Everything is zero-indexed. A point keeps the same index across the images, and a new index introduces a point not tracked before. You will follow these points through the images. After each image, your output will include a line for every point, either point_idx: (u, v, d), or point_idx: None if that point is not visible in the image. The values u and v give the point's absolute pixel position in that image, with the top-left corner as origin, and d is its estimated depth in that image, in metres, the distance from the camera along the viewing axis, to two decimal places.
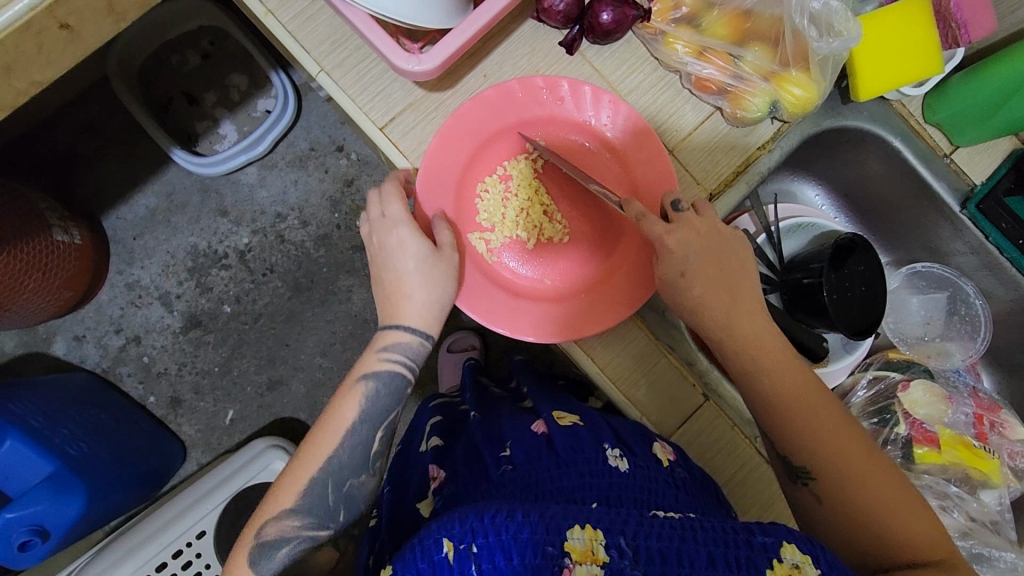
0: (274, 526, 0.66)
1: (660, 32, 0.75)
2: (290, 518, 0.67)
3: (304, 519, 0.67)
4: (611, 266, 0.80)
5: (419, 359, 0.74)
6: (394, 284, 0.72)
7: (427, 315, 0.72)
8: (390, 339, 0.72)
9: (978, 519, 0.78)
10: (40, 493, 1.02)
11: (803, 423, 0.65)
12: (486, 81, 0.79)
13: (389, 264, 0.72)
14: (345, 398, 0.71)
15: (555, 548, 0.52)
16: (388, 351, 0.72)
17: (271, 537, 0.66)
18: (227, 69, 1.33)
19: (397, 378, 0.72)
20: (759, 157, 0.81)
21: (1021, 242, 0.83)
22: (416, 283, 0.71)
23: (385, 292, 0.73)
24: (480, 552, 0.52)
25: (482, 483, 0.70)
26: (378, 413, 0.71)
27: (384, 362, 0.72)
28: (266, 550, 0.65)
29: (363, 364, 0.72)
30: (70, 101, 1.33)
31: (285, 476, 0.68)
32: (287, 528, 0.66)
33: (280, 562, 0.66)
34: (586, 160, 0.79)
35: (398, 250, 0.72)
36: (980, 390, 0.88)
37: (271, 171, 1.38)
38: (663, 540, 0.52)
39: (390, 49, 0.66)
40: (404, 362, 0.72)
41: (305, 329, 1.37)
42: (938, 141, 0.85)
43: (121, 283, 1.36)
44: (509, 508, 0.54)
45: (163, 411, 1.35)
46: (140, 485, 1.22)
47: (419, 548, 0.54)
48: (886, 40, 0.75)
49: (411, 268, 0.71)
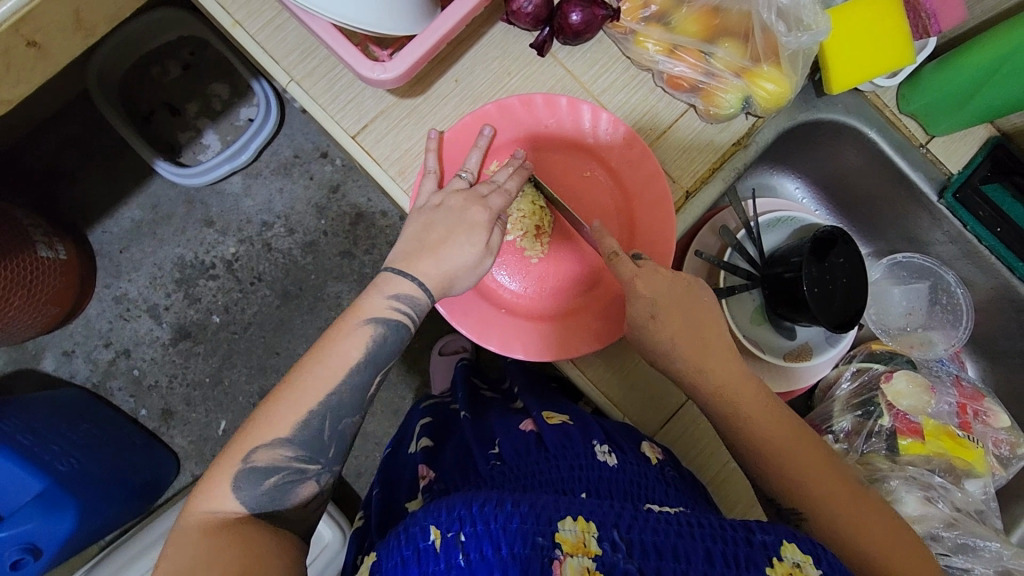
0: (266, 453, 0.57)
1: (630, 31, 0.74)
2: (284, 448, 0.58)
3: (299, 449, 0.58)
4: (583, 302, 0.79)
5: (423, 314, 0.66)
6: (434, 247, 0.66)
7: (446, 283, 0.66)
8: (398, 283, 0.64)
9: (963, 508, 0.76)
10: (30, 513, 1.00)
11: (777, 453, 0.65)
12: (457, 85, 0.78)
13: (437, 226, 0.67)
14: (346, 337, 0.62)
15: (546, 538, 0.51)
16: (396, 297, 0.64)
17: (262, 464, 0.57)
18: (207, 78, 1.32)
19: (402, 329, 0.64)
20: (736, 151, 0.80)
21: (998, 230, 0.82)
22: (438, 240, 0.66)
23: (415, 244, 0.66)
24: (468, 540, 0.52)
25: (471, 476, 0.69)
26: (380, 362, 0.63)
27: (392, 310, 0.64)
28: (253, 476, 0.56)
29: (368, 305, 0.64)
30: (50, 115, 1.32)
31: (271, 402, 0.59)
32: (279, 458, 0.58)
33: (265, 492, 0.57)
34: (586, 185, 0.80)
35: (466, 227, 0.67)
36: (965, 378, 0.88)
37: (256, 179, 1.38)
38: (657, 535, 0.52)
39: (353, 57, 0.65)
40: (409, 313, 0.65)
41: (295, 336, 1.37)
42: (914, 131, 0.85)
43: (108, 296, 1.35)
44: (500, 498, 0.54)
45: (155, 424, 1.34)
46: (132, 498, 1.21)
47: (404, 535, 0.54)
48: (856, 32, 0.75)
49: (463, 249, 0.67)
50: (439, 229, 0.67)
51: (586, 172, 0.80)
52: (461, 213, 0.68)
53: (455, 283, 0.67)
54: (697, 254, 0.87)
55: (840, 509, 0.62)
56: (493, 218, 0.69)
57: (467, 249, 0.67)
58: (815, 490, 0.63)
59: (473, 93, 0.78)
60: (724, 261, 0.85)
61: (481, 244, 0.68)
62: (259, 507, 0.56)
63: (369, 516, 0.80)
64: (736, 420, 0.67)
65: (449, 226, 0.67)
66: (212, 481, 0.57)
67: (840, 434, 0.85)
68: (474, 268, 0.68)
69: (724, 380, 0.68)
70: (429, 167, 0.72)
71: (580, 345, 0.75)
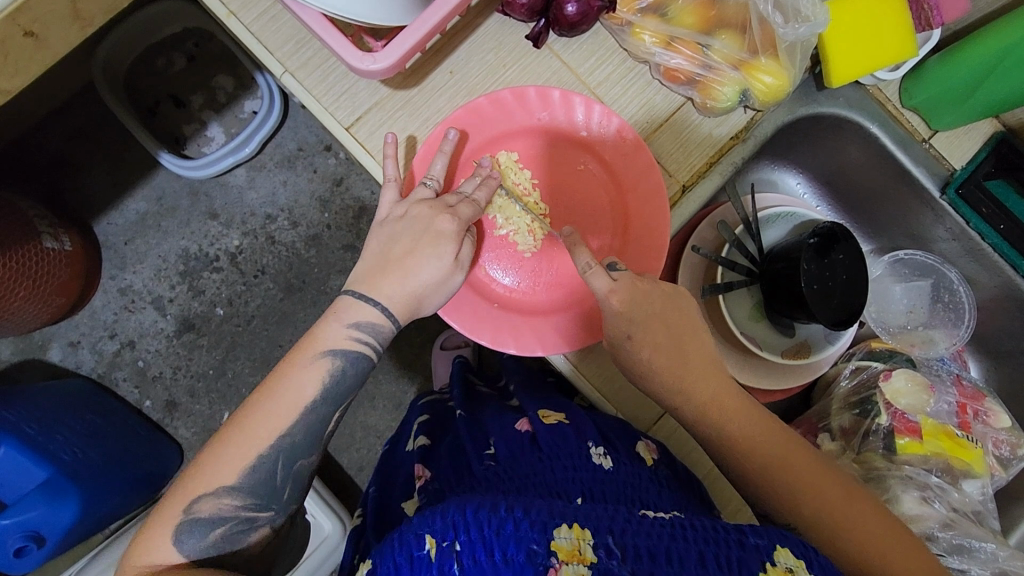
0: (210, 503, 0.61)
1: (626, 23, 0.73)
2: (229, 498, 0.61)
3: (245, 498, 0.62)
4: (578, 296, 0.78)
5: (385, 341, 0.69)
6: (400, 261, 0.68)
7: (412, 304, 0.69)
8: (357, 317, 0.67)
9: (960, 509, 0.75)
10: (33, 501, 1.03)
11: (757, 456, 0.66)
12: (452, 78, 0.78)
13: (403, 237, 0.69)
14: (303, 371, 0.65)
15: (540, 545, 0.51)
16: (356, 330, 0.67)
17: (206, 515, 0.61)
18: (211, 70, 1.32)
19: (361, 359, 0.67)
20: (734, 146, 0.79)
21: (1001, 227, 0.81)
22: (404, 255, 0.69)
23: (381, 260, 0.69)
24: (462, 548, 0.51)
25: (466, 477, 0.69)
26: (339, 393, 0.66)
27: (351, 340, 0.67)
28: (196, 528, 0.60)
29: (326, 336, 0.67)
30: (56, 107, 1.33)
31: (219, 447, 0.62)
32: (225, 507, 0.61)
33: (210, 542, 0.61)
34: (581, 178, 0.79)
35: (432, 238, 0.69)
36: (965, 378, 0.87)
37: (259, 172, 1.38)
38: (651, 538, 0.52)
39: (343, 48, 0.64)
40: (369, 342, 0.68)
41: (298, 329, 1.37)
42: (916, 125, 0.83)
43: (113, 288, 1.36)
44: (494, 502, 0.53)
45: (159, 415, 1.35)
46: (140, 488, 1.22)
47: (398, 541, 0.54)
48: (858, 23, 0.74)
49: (430, 263, 0.69)
50: (405, 241, 0.69)
51: (580, 166, 0.79)
52: (427, 222, 0.70)
53: (423, 301, 0.69)
54: (695, 250, 0.85)
55: (831, 509, 0.63)
56: (461, 227, 0.70)
57: (434, 263, 0.69)
58: (803, 492, 0.64)
59: (468, 84, 0.78)
60: (722, 257, 0.85)
61: (448, 255, 0.70)
62: (203, 556, 0.61)
63: (365, 514, 0.80)
64: (719, 424, 0.68)
65: (413, 237, 0.69)
66: (158, 531, 0.61)
67: (837, 431, 0.86)
68: (442, 284, 0.70)
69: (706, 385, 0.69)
70: (390, 175, 0.72)
71: (572, 340, 0.75)
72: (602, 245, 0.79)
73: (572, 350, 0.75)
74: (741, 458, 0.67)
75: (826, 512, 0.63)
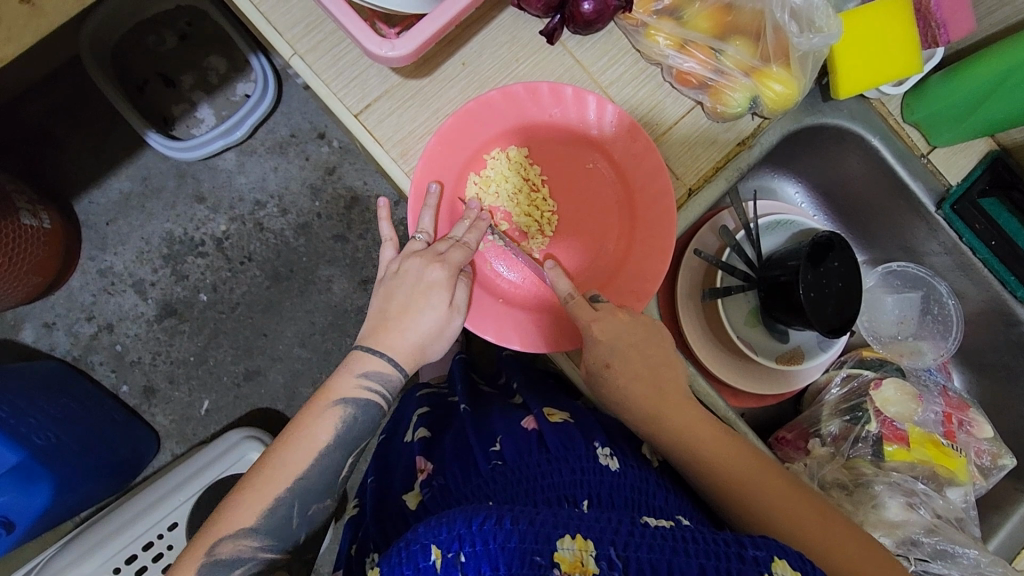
0: (229, 544, 0.61)
1: (641, 24, 0.74)
2: (247, 539, 0.62)
3: (264, 540, 0.62)
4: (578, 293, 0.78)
5: (394, 391, 0.70)
6: (398, 316, 0.69)
7: (416, 353, 0.69)
8: (366, 364, 0.68)
9: (944, 516, 0.77)
10: (5, 485, 1.00)
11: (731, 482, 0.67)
12: (464, 69, 0.77)
13: (397, 293, 0.69)
14: (315, 420, 0.66)
15: (544, 557, 0.51)
16: (364, 377, 0.67)
17: (233, 545, 0.61)
18: (204, 51, 1.29)
19: (371, 407, 0.68)
20: (740, 152, 0.80)
21: (993, 244, 0.84)
22: (409, 308, 0.69)
23: (380, 317, 0.70)
24: (467, 560, 0.52)
25: (472, 476, 0.70)
26: (351, 440, 0.67)
27: (361, 389, 0.67)
28: (218, 561, 0.60)
29: (338, 386, 0.67)
30: (40, 80, 1.29)
31: (246, 487, 0.63)
32: (243, 548, 0.61)
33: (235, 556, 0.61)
34: (588, 177, 0.80)
35: (426, 289, 0.69)
36: (951, 389, 0.90)
37: (250, 157, 1.35)
38: (653, 551, 0.52)
39: (363, 33, 0.63)
40: (379, 391, 0.68)
41: (284, 319, 1.35)
42: (915, 140, 0.85)
43: (93, 269, 1.32)
44: (499, 514, 0.54)
45: (136, 401, 1.32)
46: (111, 475, 1.19)
47: (406, 552, 0.55)
48: (868, 38, 0.75)
49: (427, 313, 0.68)
50: (401, 295, 0.69)
51: (589, 164, 0.79)
52: (420, 272, 0.69)
53: (425, 351, 0.70)
54: (696, 253, 0.87)
55: (805, 522, 0.64)
56: (452, 273, 0.69)
57: (432, 312, 0.69)
58: (779, 514, 0.65)
59: (480, 78, 0.77)
60: (722, 261, 0.86)
61: (444, 302, 0.69)
62: None
63: (364, 505, 0.84)
64: (703, 451, 0.68)
65: (408, 292, 0.69)
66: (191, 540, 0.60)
67: (827, 437, 0.87)
68: (442, 331, 0.70)
69: (691, 419, 0.69)
70: (387, 234, 0.74)
71: (572, 336, 0.75)
72: (609, 242, 0.79)
73: (573, 346, 0.75)
74: (717, 471, 0.68)
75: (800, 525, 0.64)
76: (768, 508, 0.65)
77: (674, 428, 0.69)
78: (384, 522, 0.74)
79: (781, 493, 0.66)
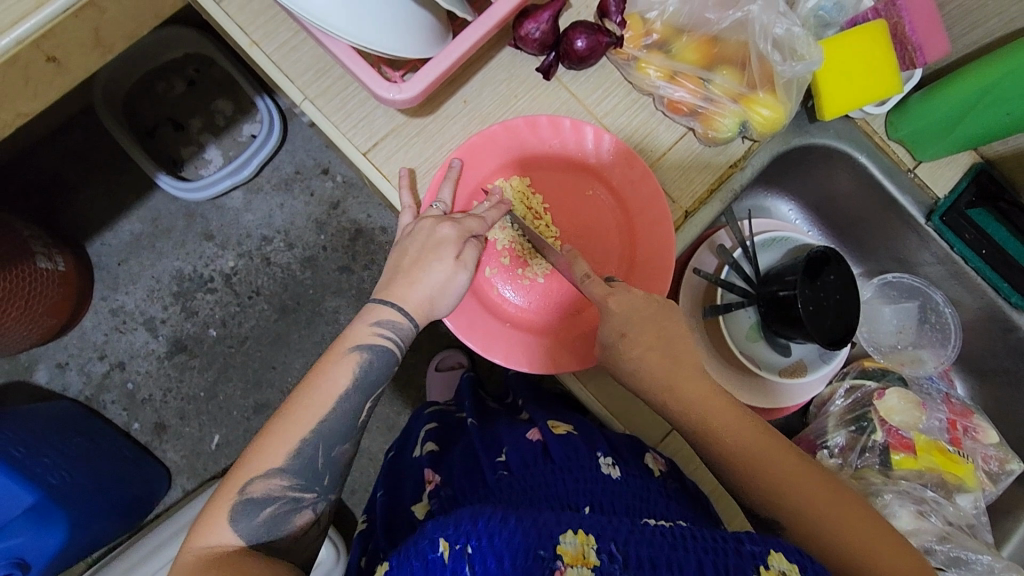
0: (260, 484, 0.59)
1: (632, 58, 0.79)
2: (278, 478, 0.59)
3: (293, 478, 0.60)
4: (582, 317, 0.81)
5: (408, 339, 0.69)
6: (408, 270, 0.69)
7: (427, 305, 0.69)
8: (379, 314, 0.67)
9: (955, 523, 0.78)
10: (17, 526, 0.99)
11: (743, 461, 0.63)
12: (465, 107, 0.81)
13: (409, 249, 0.70)
14: (334, 366, 0.64)
15: (547, 550, 0.53)
16: (378, 325, 0.67)
17: (257, 495, 0.59)
18: (211, 96, 1.34)
19: (387, 353, 0.66)
20: (733, 173, 0.83)
21: (983, 252, 0.86)
22: (417, 266, 0.69)
23: (392, 272, 0.71)
24: (474, 552, 0.54)
25: (480, 487, 0.71)
26: (369, 385, 0.65)
27: (377, 336, 0.66)
28: (249, 508, 0.58)
29: (354, 334, 0.66)
30: (55, 130, 1.33)
31: (267, 438, 0.61)
32: (273, 489, 0.59)
33: (261, 521, 0.58)
34: (588, 204, 0.83)
35: (434, 245, 0.70)
36: (953, 396, 0.91)
37: (257, 194, 1.39)
38: (653, 547, 0.53)
39: (370, 78, 0.67)
40: (393, 338, 0.67)
41: (292, 351, 1.37)
42: (902, 156, 0.89)
43: (105, 309, 1.35)
44: (503, 514, 0.56)
45: (147, 437, 1.34)
46: (124, 513, 1.20)
47: (414, 548, 0.56)
48: (848, 62, 0.79)
49: (433, 266, 0.69)
50: (411, 252, 0.70)
51: (589, 192, 0.83)
52: (429, 231, 0.71)
53: (436, 302, 0.69)
54: (695, 272, 0.90)
55: (815, 506, 0.61)
56: (461, 233, 0.72)
57: (438, 266, 0.69)
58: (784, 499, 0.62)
59: (481, 115, 0.81)
60: (721, 279, 0.88)
61: (451, 257, 0.70)
62: (255, 539, 0.58)
63: (373, 519, 0.85)
64: (714, 432, 0.65)
65: (419, 247, 0.70)
66: (214, 511, 0.58)
67: (835, 449, 0.88)
68: (448, 286, 0.70)
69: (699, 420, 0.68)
70: (406, 203, 0.76)
71: (577, 359, 0.77)
72: (611, 265, 0.82)
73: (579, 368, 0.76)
74: (723, 450, 0.64)
75: (810, 509, 0.61)
76: (797, 502, 0.61)
77: (694, 421, 0.65)
78: (394, 534, 0.75)
79: (793, 478, 0.62)
